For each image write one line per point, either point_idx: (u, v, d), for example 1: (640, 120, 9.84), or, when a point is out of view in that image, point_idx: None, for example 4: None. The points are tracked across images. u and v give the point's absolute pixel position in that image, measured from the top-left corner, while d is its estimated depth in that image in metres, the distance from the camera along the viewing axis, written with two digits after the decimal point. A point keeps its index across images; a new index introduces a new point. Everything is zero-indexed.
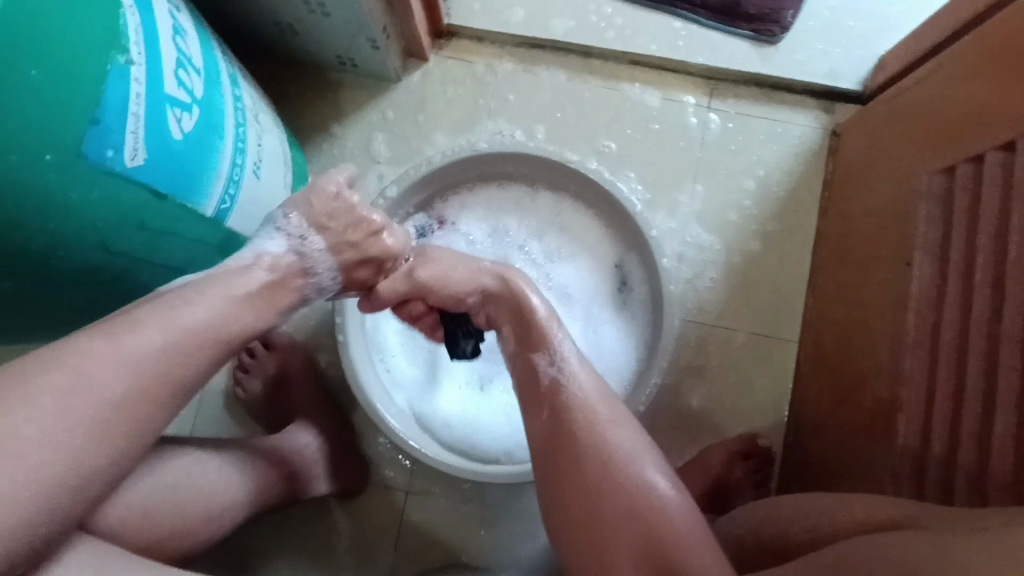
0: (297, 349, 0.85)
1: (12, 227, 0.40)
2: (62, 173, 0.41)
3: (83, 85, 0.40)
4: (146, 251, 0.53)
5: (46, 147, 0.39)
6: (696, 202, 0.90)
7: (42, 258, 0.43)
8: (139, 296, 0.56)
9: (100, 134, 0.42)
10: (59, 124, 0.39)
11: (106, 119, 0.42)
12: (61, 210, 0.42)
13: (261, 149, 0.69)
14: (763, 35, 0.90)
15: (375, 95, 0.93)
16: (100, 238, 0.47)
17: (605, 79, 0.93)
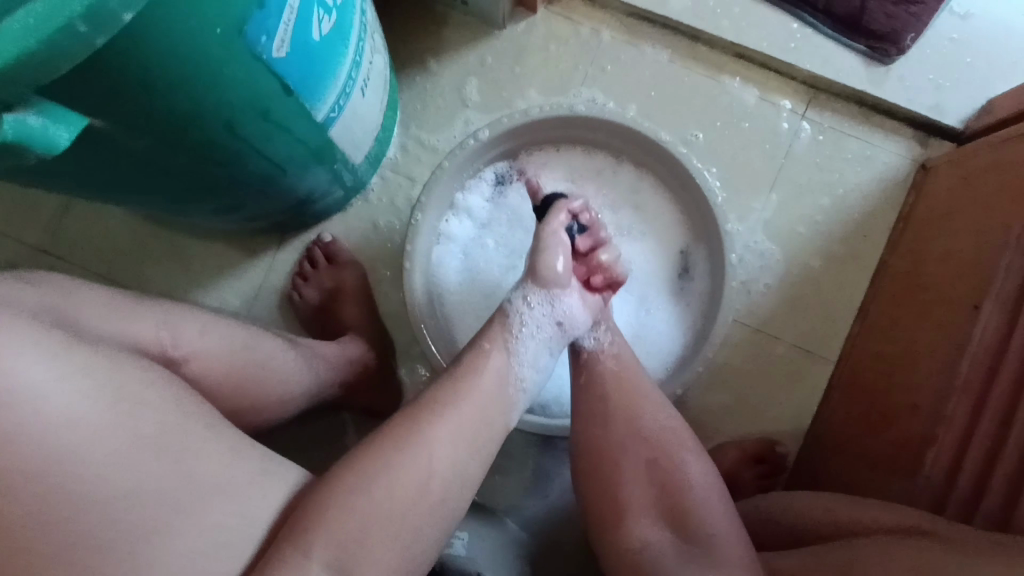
0: (355, 268, 0.89)
1: (171, 91, 0.43)
2: (222, 50, 0.43)
3: None
4: (259, 141, 0.55)
5: (218, 21, 0.41)
6: (768, 210, 0.90)
7: (182, 123, 0.46)
8: (237, 178, 0.59)
9: (262, 18, 0.44)
10: (232, 3, 0.41)
11: (270, 4, 0.44)
12: (209, 84, 0.44)
13: (371, 68, 0.70)
14: (877, 54, 0.89)
15: (477, 37, 0.93)
16: (231, 118, 0.49)
17: (707, 68, 0.92)
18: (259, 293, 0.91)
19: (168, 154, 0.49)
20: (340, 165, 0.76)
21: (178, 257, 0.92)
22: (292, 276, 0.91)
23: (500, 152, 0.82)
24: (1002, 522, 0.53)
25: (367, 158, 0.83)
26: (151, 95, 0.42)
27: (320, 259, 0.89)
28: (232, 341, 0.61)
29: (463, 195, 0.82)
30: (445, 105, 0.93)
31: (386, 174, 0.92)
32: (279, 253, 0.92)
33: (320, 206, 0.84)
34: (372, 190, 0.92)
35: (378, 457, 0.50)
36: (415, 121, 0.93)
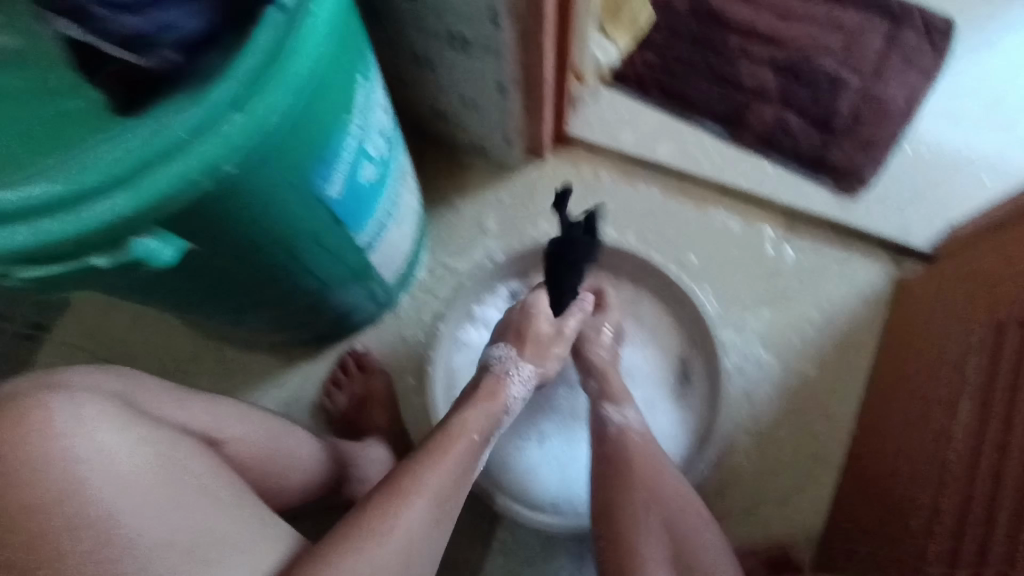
0: (381, 374, 0.97)
1: (251, 220, 0.55)
2: (292, 192, 0.56)
3: (326, 136, 0.55)
4: (310, 259, 0.68)
5: (292, 173, 0.54)
6: (761, 323, 0.98)
7: (253, 243, 0.58)
8: (287, 289, 0.71)
9: (323, 167, 0.57)
10: (305, 160, 0.55)
11: (330, 156, 0.57)
12: (279, 216, 0.57)
13: (403, 204, 0.85)
14: (844, 187, 1.02)
15: (496, 179, 1.10)
16: (290, 240, 0.62)
17: (695, 201, 1.05)
18: (295, 402, 1.00)
19: (237, 268, 0.61)
20: (374, 283, 0.88)
21: (225, 367, 1.02)
22: (325, 384, 1.00)
23: (512, 273, 0.93)
24: None
25: (398, 277, 0.96)
26: (235, 223, 0.54)
27: (351, 367, 0.98)
28: (264, 429, 0.67)
29: (480, 309, 0.93)
30: (467, 236, 1.07)
31: (413, 292, 1.04)
32: (315, 363, 1.02)
33: (355, 319, 0.95)
34: (401, 307, 1.04)
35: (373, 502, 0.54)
36: (440, 248, 1.06)
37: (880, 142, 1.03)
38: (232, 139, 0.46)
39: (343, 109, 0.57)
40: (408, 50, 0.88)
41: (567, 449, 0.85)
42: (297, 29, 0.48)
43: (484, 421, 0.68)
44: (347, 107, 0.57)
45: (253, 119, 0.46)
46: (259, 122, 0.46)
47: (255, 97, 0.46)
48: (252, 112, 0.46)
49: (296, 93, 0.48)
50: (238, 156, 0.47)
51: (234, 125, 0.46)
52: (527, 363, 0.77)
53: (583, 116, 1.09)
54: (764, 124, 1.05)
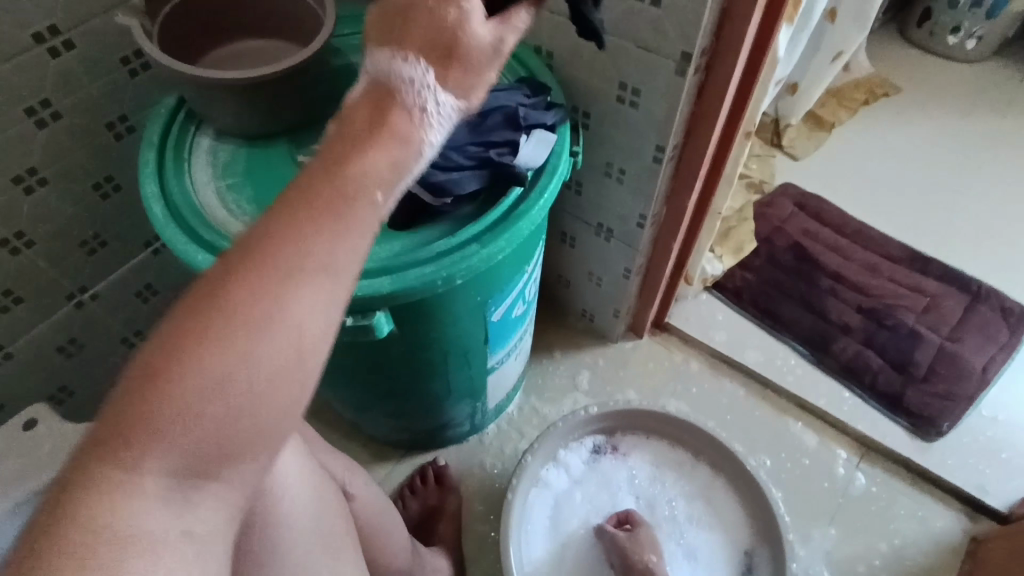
0: (455, 493, 1.05)
1: (439, 316, 0.73)
2: (473, 306, 0.75)
3: (511, 273, 0.75)
4: (455, 363, 0.84)
5: (480, 293, 0.74)
6: (827, 542, 1.00)
7: (427, 333, 0.75)
8: (426, 383, 0.87)
9: (498, 294, 0.76)
10: (491, 286, 0.74)
11: (505, 287, 0.76)
12: (455, 320, 0.76)
13: (526, 344, 1.01)
14: (919, 430, 1.09)
15: (594, 343, 1.24)
16: (451, 341, 0.79)
17: (774, 408, 1.14)
18: None
19: (404, 349, 0.77)
20: (481, 404, 1.01)
21: None
22: (404, 486, 1.08)
23: (602, 428, 1.03)
24: None
25: (497, 405, 1.08)
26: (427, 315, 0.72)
27: (432, 476, 1.06)
28: (379, 502, 0.76)
29: (565, 453, 1.01)
30: (560, 386, 1.19)
31: (502, 423, 1.15)
32: (398, 464, 1.12)
33: (451, 433, 1.06)
34: (488, 433, 1.14)
35: (266, 230, 0.38)
36: (535, 391, 1.18)
37: (958, 397, 1.11)
38: (469, 260, 0.63)
39: (526, 259, 0.77)
40: (558, 228, 1.09)
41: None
42: (532, 200, 0.67)
43: (401, 158, 0.45)
44: (528, 259, 0.77)
45: (486, 251, 0.64)
46: (490, 255, 0.64)
47: (493, 237, 0.64)
48: (488, 246, 0.64)
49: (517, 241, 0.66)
50: (467, 273, 0.63)
51: (473, 251, 0.63)
52: (448, 89, 0.47)
53: (682, 309, 1.25)
54: (846, 357, 1.17)
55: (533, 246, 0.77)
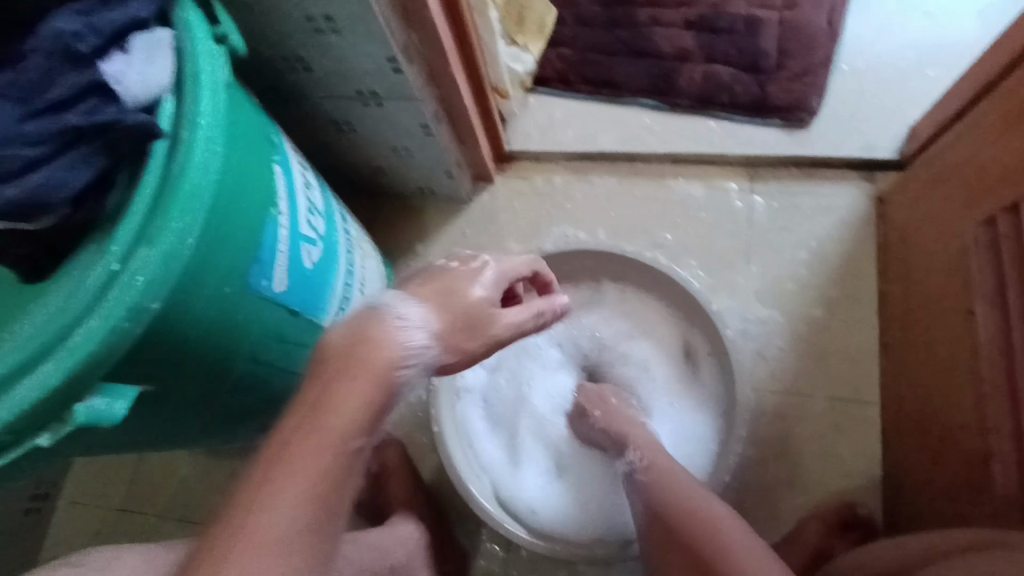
0: (393, 444, 0.91)
1: (201, 346, 0.51)
2: (234, 298, 0.51)
3: (253, 230, 0.51)
4: (283, 359, 0.64)
5: (226, 281, 0.50)
6: (753, 282, 0.95)
7: (208, 368, 0.54)
8: (269, 395, 0.67)
9: (261, 268, 0.53)
10: (235, 262, 0.50)
11: (263, 255, 0.53)
12: (228, 327, 0.52)
13: (364, 271, 0.81)
14: (793, 121, 0.99)
15: (451, 215, 1.06)
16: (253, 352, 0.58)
17: (652, 178, 1.03)
18: None
19: (198, 395, 0.56)
20: None
21: (235, 482, 0.95)
22: None
23: None
24: None
25: None
26: (179, 357, 0.49)
27: (360, 446, 0.92)
28: None
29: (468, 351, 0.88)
30: None
31: None
32: None
33: None
34: None
35: None
36: None
37: (818, 66, 1.00)
38: (148, 272, 0.43)
39: (265, 203, 0.53)
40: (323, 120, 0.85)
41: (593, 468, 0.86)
42: (189, 150, 0.45)
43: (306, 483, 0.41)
44: (269, 199, 0.54)
45: (163, 247, 0.43)
46: (170, 247, 0.44)
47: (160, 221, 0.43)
48: (160, 237, 0.43)
49: (202, 206, 0.45)
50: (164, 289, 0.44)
51: (144, 258, 0.43)
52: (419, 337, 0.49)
53: (519, 127, 1.07)
54: (697, 85, 1.03)
55: (263, 178, 0.53)
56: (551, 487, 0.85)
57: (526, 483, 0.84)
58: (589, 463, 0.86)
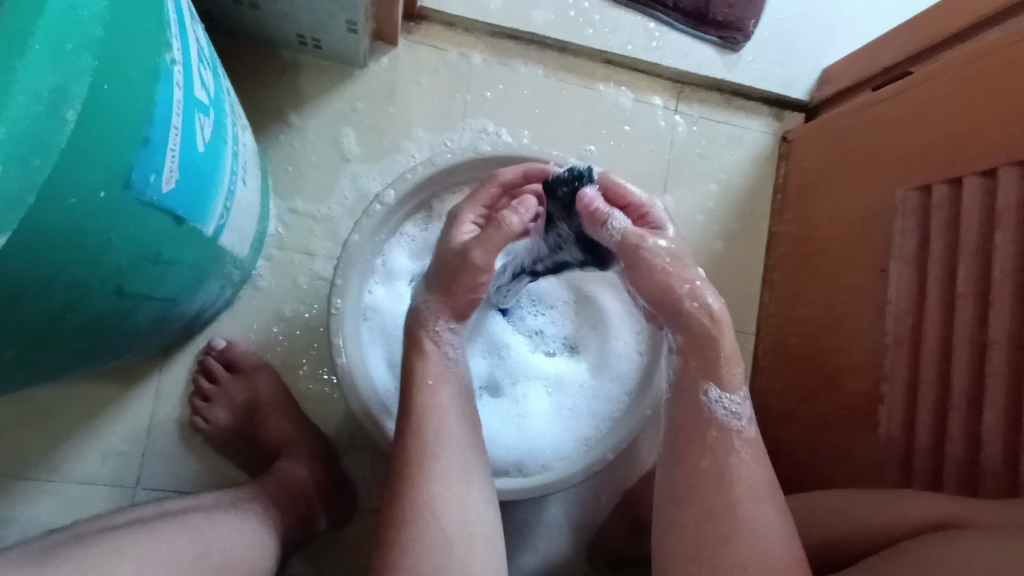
0: (263, 368, 0.74)
1: (41, 292, 0.29)
2: (109, 214, 0.30)
3: (146, 90, 0.30)
4: (151, 287, 0.43)
5: (102, 181, 0.28)
6: (666, 211, 0.93)
7: (45, 321, 0.32)
8: (123, 333, 0.45)
9: (146, 155, 0.31)
10: (121, 150, 0.29)
11: (152, 131, 0.31)
12: (93, 255, 0.31)
13: (246, 150, 0.58)
14: (728, 42, 0.93)
15: (338, 81, 0.82)
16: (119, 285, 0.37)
17: (581, 77, 0.91)
18: (149, 437, 0.73)
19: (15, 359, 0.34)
20: (229, 267, 0.62)
21: (39, 416, 0.71)
22: (190, 398, 0.74)
23: (408, 210, 0.72)
24: (971, 467, 0.61)
25: (252, 246, 0.69)
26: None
27: (221, 373, 0.73)
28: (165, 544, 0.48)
29: (383, 257, 0.72)
30: (322, 164, 0.81)
31: (272, 254, 0.78)
32: (167, 372, 0.75)
33: (208, 315, 0.69)
34: (260, 275, 0.78)
35: None
36: (294, 192, 0.80)
37: None
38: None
39: (156, 37, 0.31)
40: None
41: (570, 400, 0.75)
42: None
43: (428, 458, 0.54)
44: (161, 32, 0.31)
45: (21, 123, 0.22)
46: (32, 123, 0.23)
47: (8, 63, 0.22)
48: (13, 99, 0.22)
49: (75, 44, 0.24)
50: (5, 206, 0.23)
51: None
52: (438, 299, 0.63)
53: None
54: None
55: None
56: (527, 428, 0.73)
57: (496, 426, 0.73)
58: (568, 397, 0.76)
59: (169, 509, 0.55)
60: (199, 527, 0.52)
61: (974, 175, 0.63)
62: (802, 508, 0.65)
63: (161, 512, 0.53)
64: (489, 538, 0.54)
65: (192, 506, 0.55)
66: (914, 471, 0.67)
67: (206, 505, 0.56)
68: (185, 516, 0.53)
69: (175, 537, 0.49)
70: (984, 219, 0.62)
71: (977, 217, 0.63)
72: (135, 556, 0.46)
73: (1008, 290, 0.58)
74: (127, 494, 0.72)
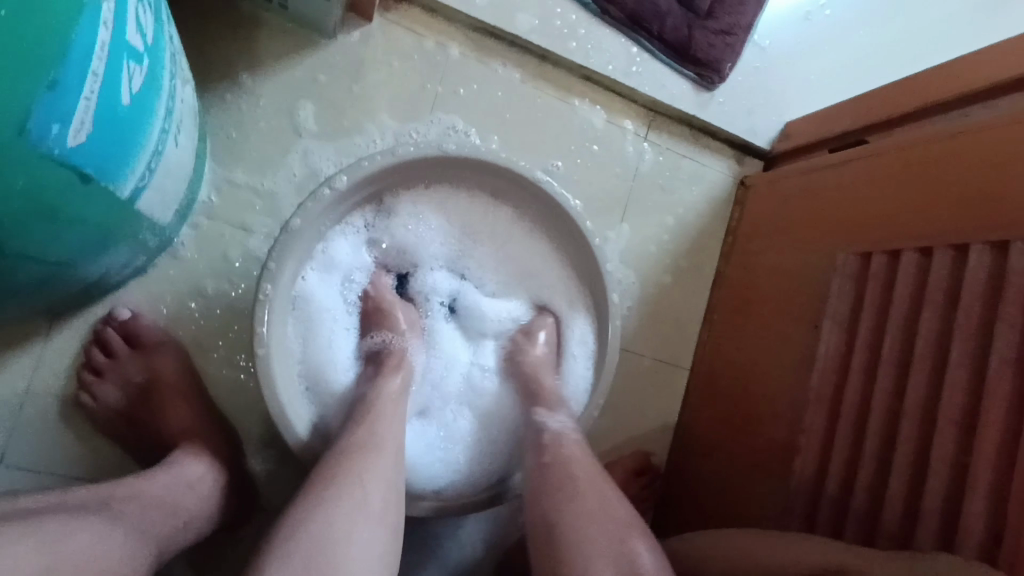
0: (168, 346, 0.67)
1: None
2: None
3: (53, 25, 0.28)
4: (47, 247, 0.38)
5: None
6: (622, 238, 0.93)
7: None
8: (1, 292, 0.40)
9: (55, 102, 0.30)
10: (13, 85, 0.27)
11: (64, 80, 0.30)
12: None
13: (185, 105, 0.53)
14: (704, 80, 0.93)
15: (301, 48, 0.76)
16: (3, 247, 0.34)
17: (557, 90, 0.89)
18: (21, 409, 0.65)
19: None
20: (146, 232, 0.56)
21: None
22: (77, 370, 0.66)
23: (360, 199, 0.67)
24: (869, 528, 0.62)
25: (176, 211, 0.62)
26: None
27: (117, 346, 0.66)
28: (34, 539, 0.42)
29: (324, 245, 0.67)
30: (271, 133, 0.74)
31: (200, 222, 0.71)
32: (53, 337, 0.67)
33: (111, 281, 0.61)
34: (182, 243, 0.70)
35: None
36: (235, 159, 0.73)
37: (743, 27, 0.92)
38: None
39: None
40: None
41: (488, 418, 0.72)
42: None
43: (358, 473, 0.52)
44: None
45: None
46: None
47: None
48: None
49: None
50: None
51: None
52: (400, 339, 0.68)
53: None
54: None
55: None
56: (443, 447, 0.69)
57: (409, 444, 0.68)
58: (486, 415, 0.71)
59: (27, 506, 0.47)
60: (64, 531, 0.44)
61: (913, 251, 0.66)
62: (710, 546, 0.65)
63: (18, 511, 0.45)
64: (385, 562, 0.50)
65: (53, 506, 0.47)
66: (816, 523, 0.67)
67: (72, 506, 0.48)
68: (47, 517, 0.44)
69: (30, 540, 0.41)
70: (916, 294, 0.64)
71: (910, 290, 0.64)
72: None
73: (926, 366, 0.60)
74: None
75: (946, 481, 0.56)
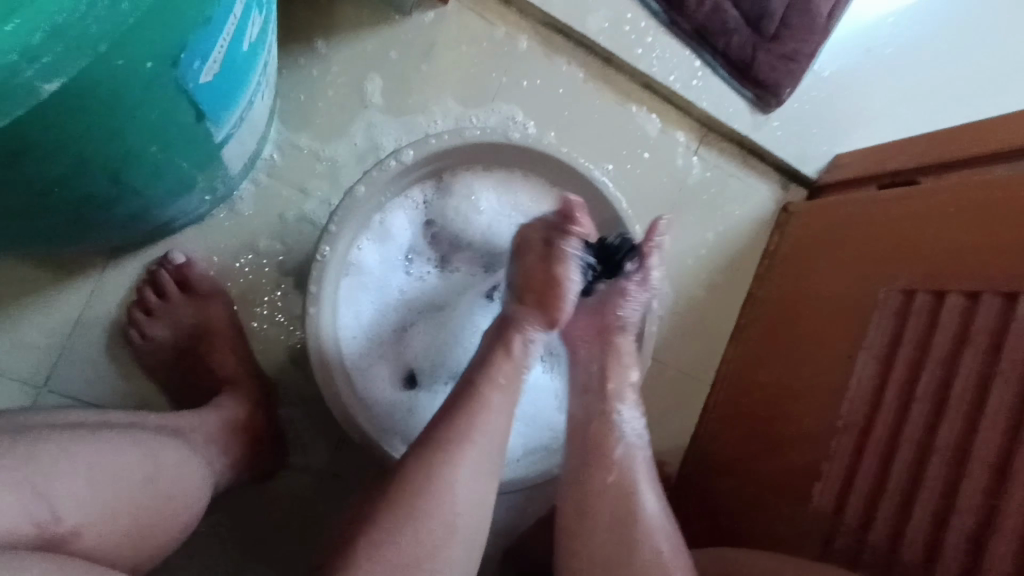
0: (219, 296, 0.69)
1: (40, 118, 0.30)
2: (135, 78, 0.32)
3: None
4: (153, 176, 0.42)
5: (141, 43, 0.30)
6: (663, 248, 0.94)
7: (43, 173, 0.34)
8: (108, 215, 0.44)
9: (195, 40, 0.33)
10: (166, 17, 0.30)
11: (208, 18, 0.33)
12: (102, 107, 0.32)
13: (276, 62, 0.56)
14: (761, 102, 0.94)
15: (376, 22, 0.78)
16: (121, 166, 0.38)
17: (617, 94, 0.90)
18: (72, 338, 0.67)
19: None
20: (221, 181, 0.58)
21: None
22: (129, 307, 0.68)
23: (420, 175, 0.69)
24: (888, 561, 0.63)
25: (245, 165, 0.64)
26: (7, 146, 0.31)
27: (170, 288, 0.68)
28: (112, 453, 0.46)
29: (382, 215, 0.68)
30: (338, 101, 0.76)
31: (261, 179, 0.73)
32: (109, 273, 0.69)
33: (177, 225, 0.63)
34: (241, 197, 0.72)
35: None
36: (301, 122, 0.75)
37: (807, 55, 0.92)
38: None
39: None
40: None
41: (522, 394, 0.75)
42: None
43: None
44: None
45: None
46: None
47: None
48: None
49: None
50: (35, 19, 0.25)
51: None
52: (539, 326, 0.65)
53: None
54: (704, 13, 0.89)
55: None
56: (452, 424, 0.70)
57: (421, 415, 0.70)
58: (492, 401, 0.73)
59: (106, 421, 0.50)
60: (145, 448, 0.49)
61: (959, 294, 0.66)
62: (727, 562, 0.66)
63: (102, 422, 0.49)
64: (421, 526, 0.52)
65: (130, 425, 0.51)
66: (832, 550, 0.68)
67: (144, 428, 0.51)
68: (126, 432, 0.49)
69: (108, 452, 0.45)
70: (957, 336, 0.65)
71: (953, 331, 0.65)
72: (81, 462, 0.44)
73: (962, 407, 0.61)
74: (30, 394, 0.65)
75: (973, 523, 0.57)
